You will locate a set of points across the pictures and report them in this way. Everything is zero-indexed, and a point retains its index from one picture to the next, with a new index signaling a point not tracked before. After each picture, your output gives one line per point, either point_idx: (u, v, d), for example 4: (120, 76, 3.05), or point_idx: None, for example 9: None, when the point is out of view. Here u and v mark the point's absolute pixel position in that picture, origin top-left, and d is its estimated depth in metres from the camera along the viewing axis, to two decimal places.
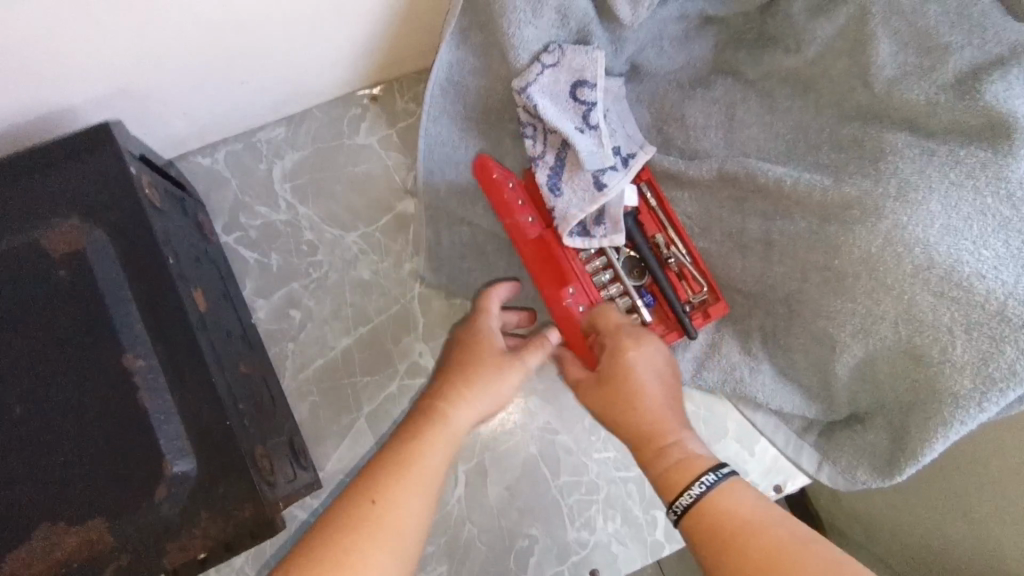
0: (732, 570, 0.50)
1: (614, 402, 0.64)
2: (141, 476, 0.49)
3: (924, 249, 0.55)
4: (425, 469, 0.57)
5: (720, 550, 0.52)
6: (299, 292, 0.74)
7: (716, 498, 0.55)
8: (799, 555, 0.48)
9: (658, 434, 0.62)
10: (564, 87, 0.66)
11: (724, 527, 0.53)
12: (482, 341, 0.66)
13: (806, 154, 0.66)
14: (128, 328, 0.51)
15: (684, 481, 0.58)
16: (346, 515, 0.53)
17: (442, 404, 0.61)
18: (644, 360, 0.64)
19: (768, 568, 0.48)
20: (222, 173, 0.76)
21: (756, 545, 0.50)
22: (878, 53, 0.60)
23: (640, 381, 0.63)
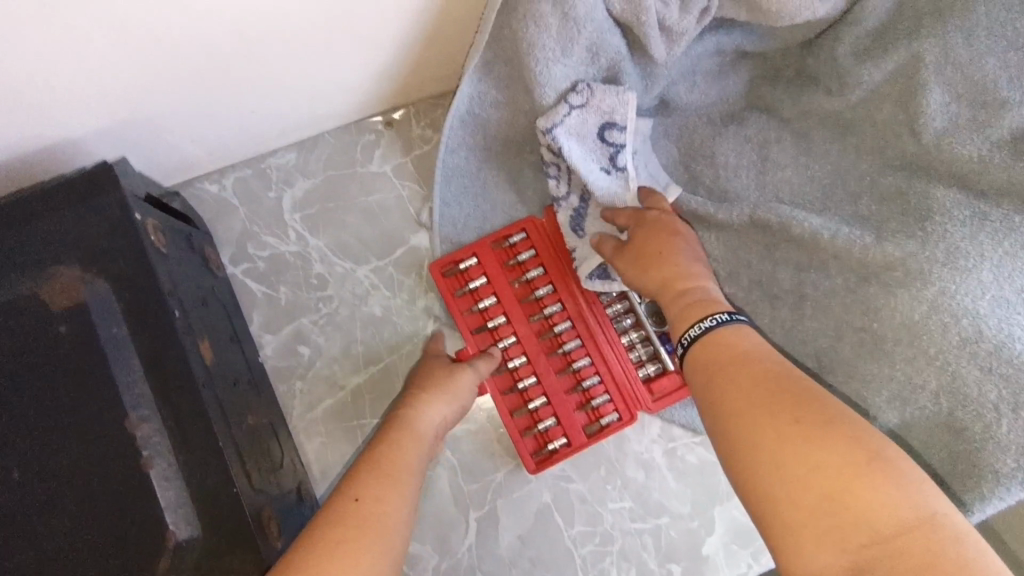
0: (723, 410, 0.45)
1: (642, 258, 0.60)
2: (144, 543, 0.47)
3: (973, 321, 0.52)
4: (404, 468, 0.54)
5: (711, 383, 0.47)
6: (308, 327, 0.72)
7: (724, 334, 0.51)
8: (789, 388, 0.43)
9: (679, 280, 0.58)
10: (591, 128, 0.63)
11: (720, 368, 0.48)
12: (432, 364, 0.67)
13: (842, 204, 0.62)
14: (130, 388, 0.49)
15: (697, 317, 0.54)
16: (329, 516, 0.47)
17: (409, 416, 0.61)
18: (671, 222, 0.62)
19: (758, 400, 0.43)
20: (230, 201, 0.73)
21: (744, 379, 0.45)
22: (929, 103, 0.57)
23: (672, 238, 0.60)
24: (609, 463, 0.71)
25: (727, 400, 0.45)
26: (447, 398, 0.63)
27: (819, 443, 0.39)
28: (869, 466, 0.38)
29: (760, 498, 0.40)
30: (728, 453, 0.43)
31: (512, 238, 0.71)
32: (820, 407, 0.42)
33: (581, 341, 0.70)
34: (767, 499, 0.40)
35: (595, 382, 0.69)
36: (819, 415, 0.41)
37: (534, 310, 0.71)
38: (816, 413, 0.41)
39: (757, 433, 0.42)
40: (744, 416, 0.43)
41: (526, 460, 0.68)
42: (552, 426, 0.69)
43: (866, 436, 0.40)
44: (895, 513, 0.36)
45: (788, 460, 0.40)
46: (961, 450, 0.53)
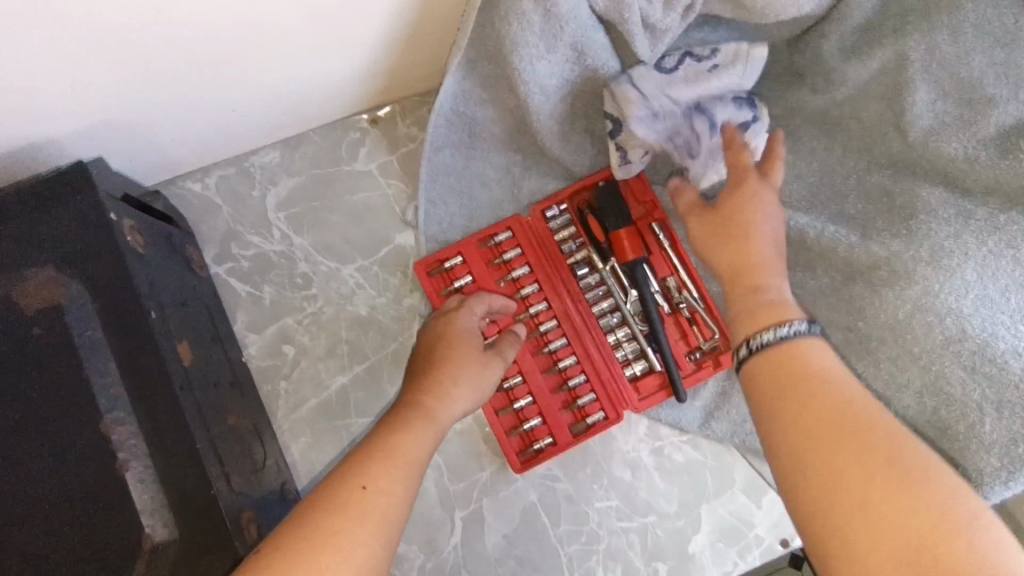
0: (796, 433, 0.41)
1: (719, 242, 0.54)
2: (119, 548, 0.47)
3: (956, 320, 0.52)
4: (411, 455, 0.51)
5: (781, 394, 0.43)
6: (292, 327, 0.72)
7: (797, 347, 0.45)
8: (875, 426, 0.39)
9: (751, 277, 0.52)
10: (662, 103, 0.61)
11: (791, 377, 0.43)
12: (460, 340, 0.62)
13: (829, 202, 0.62)
14: (105, 392, 0.48)
15: (764, 321, 0.47)
16: (328, 499, 0.45)
17: (427, 400, 0.57)
18: (767, 204, 0.54)
19: (841, 433, 0.39)
20: (213, 200, 0.73)
21: (822, 403, 0.41)
22: (915, 101, 0.56)
23: (758, 229, 0.53)
24: (596, 462, 0.71)
25: (800, 423, 0.41)
26: (467, 388, 0.60)
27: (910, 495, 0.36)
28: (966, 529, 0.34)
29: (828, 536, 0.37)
30: (797, 481, 0.39)
31: (497, 237, 0.70)
32: (912, 452, 0.38)
33: (567, 340, 0.69)
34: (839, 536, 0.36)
35: (580, 380, 0.69)
36: (907, 461, 0.37)
37: (521, 308, 0.71)
38: (908, 462, 0.37)
39: (836, 470, 0.38)
40: (820, 447, 0.39)
41: (511, 459, 0.68)
42: (537, 425, 0.69)
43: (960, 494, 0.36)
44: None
45: (874, 507, 0.36)
46: (945, 449, 0.52)
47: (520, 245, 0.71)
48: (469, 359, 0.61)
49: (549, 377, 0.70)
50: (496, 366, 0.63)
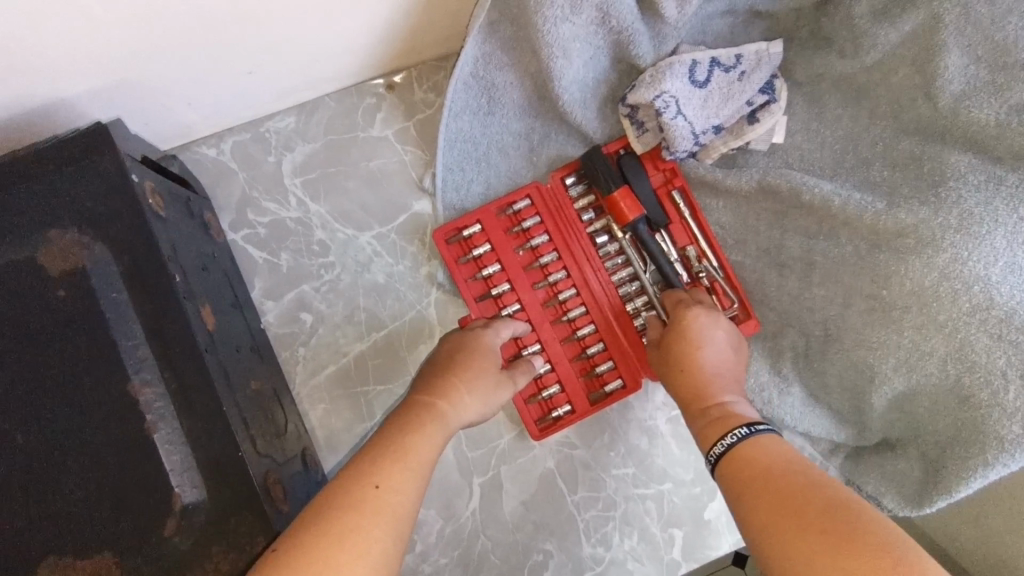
0: (750, 523, 0.43)
1: (669, 366, 0.60)
2: (150, 508, 0.47)
3: (984, 288, 0.52)
4: (423, 455, 0.50)
5: (742, 488, 0.46)
6: (310, 295, 0.71)
7: (744, 450, 0.49)
8: (818, 496, 0.41)
9: (700, 397, 0.57)
10: (688, 89, 0.62)
11: (750, 472, 0.47)
12: (482, 352, 0.62)
13: (854, 169, 0.61)
14: (131, 353, 0.48)
15: (717, 435, 0.53)
16: (343, 495, 0.44)
17: (444, 403, 0.56)
18: (703, 328, 0.60)
19: (792, 505, 0.42)
20: (229, 165, 0.72)
21: (774, 485, 0.44)
22: (946, 65, 0.55)
23: (703, 354, 0.59)
24: (613, 430, 0.71)
25: (757, 509, 0.43)
26: (480, 400, 0.59)
27: (847, 546, 0.37)
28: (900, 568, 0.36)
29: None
30: (763, 554, 0.41)
31: (515, 205, 0.69)
32: (852, 512, 0.39)
33: (586, 308, 0.69)
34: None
35: (599, 349, 0.69)
36: (847, 517, 0.39)
37: (540, 277, 0.70)
38: (846, 521, 0.39)
39: (786, 546, 0.40)
40: (775, 523, 0.41)
41: (531, 426, 0.68)
42: (556, 393, 0.69)
43: (898, 540, 0.37)
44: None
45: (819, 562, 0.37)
46: (968, 415, 0.53)
47: (538, 214, 0.69)
48: (486, 373, 0.61)
49: (569, 348, 0.70)
50: (509, 387, 0.62)
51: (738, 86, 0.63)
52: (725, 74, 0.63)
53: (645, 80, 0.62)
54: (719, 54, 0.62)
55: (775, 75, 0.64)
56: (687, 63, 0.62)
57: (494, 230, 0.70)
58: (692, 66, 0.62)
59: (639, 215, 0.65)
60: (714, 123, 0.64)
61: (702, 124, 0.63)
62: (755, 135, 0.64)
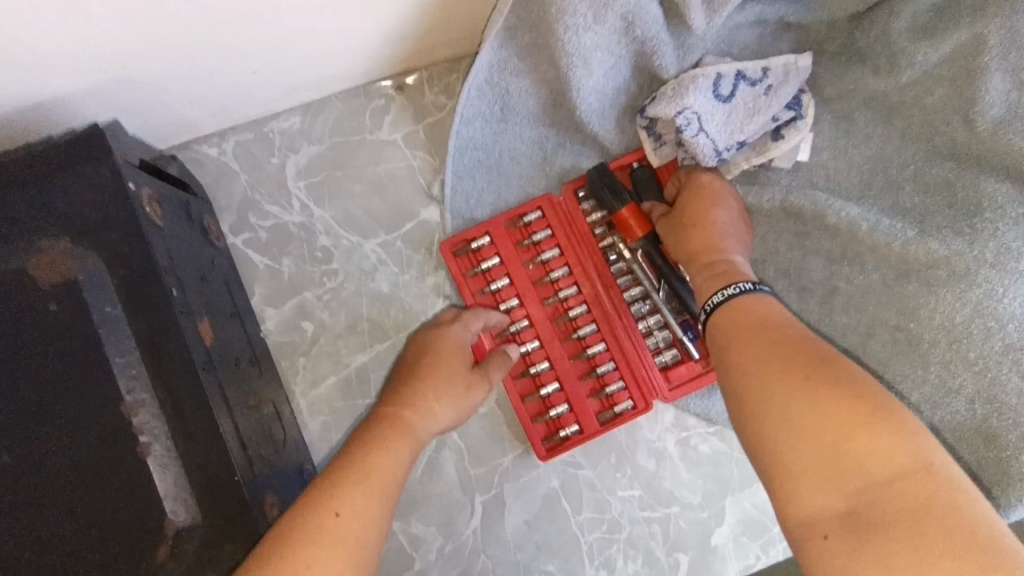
0: (740, 366, 0.45)
1: (680, 221, 0.60)
2: (142, 532, 0.45)
3: (1019, 327, 0.50)
4: (387, 475, 0.50)
5: (733, 339, 0.47)
6: (311, 303, 0.69)
7: (742, 303, 0.50)
8: (811, 349, 0.43)
9: (709, 251, 0.58)
10: (712, 103, 0.59)
11: (741, 325, 0.48)
12: (450, 353, 0.63)
13: (883, 193, 0.58)
14: (125, 372, 0.46)
15: (718, 287, 0.54)
16: (303, 523, 0.43)
17: (410, 415, 0.58)
18: (720, 188, 0.61)
19: (775, 361, 0.43)
20: (230, 165, 0.69)
21: (769, 336, 0.46)
22: (988, 89, 0.53)
23: (715, 210, 0.60)
24: (620, 450, 0.69)
25: (745, 354, 0.45)
26: (448, 407, 0.61)
27: (824, 397, 0.39)
28: (878, 421, 0.38)
29: (764, 456, 0.40)
30: (740, 407, 0.43)
31: (526, 217, 0.67)
32: (834, 366, 0.41)
33: (596, 325, 0.67)
34: (772, 449, 0.40)
35: (609, 368, 0.67)
36: (832, 370, 0.41)
37: (549, 292, 0.68)
38: (826, 376, 0.40)
39: (772, 387, 0.42)
40: (764, 369, 0.43)
41: (537, 446, 0.66)
42: (564, 412, 0.67)
43: (876, 392, 0.39)
44: (894, 464, 0.36)
45: (797, 418, 0.39)
46: (993, 457, 0.51)
47: (547, 227, 0.67)
48: (456, 374, 0.62)
49: (577, 366, 0.67)
50: (481, 388, 0.63)
51: (764, 100, 0.60)
52: (751, 88, 0.60)
53: (667, 94, 0.59)
54: (743, 66, 0.59)
55: (803, 90, 0.61)
56: (711, 76, 0.59)
57: (503, 242, 0.67)
58: (716, 79, 0.59)
59: (647, 233, 0.62)
60: (739, 139, 0.61)
61: (726, 141, 0.61)
62: (779, 153, 0.62)
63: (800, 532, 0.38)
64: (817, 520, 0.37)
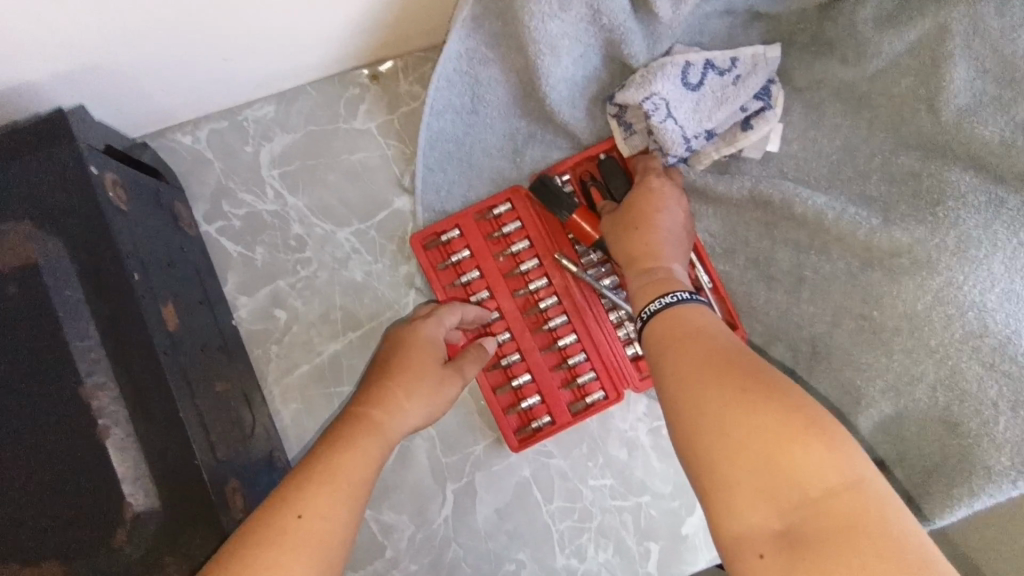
0: (674, 376, 0.43)
1: (621, 226, 0.58)
2: (100, 516, 0.45)
3: (979, 315, 0.50)
4: (355, 474, 0.48)
5: (667, 347, 0.46)
6: (284, 291, 0.69)
7: (682, 311, 0.48)
8: (745, 358, 0.42)
9: (649, 256, 0.55)
10: (682, 92, 0.60)
11: (680, 330, 0.46)
12: (423, 347, 0.60)
13: (851, 182, 0.59)
14: (85, 354, 0.46)
15: (653, 295, 0.51)
16: (263, 530, 0.43)
17: (378, 412, 0.54)
18: (666, 194, 0.59)
19: (712, 369, 0.41)
20: (204, 154, 0.70)
21: (703, 344, 0.44)
22: (952, 78, 0.53)
23: (660, 214, 0.58)
24: (592, 440, 0.69)
25: (679, 365, 0.43)
26: (422, 402, 0.57)
27: (760, 411, 0.38)
28: (813, 437, 0.37)
29: (699, 475, 0.39)
30: (674, 420, 0.41)
31: (496, 209, 0.68)
32: (767, 376, 0.40)
33: (567, 317, 0.67)
34: (706, 467, 0.39)
35: (581, 359, 0.67)
36: (760, 381, 0.40)
37: (520, 284, 0.68)
38: (761, 386, 0.39)
39: (706, 399, 0.40)
40: (699, 381, 0.41)
41: (508, 438, 0.66)
42: (536, 404, 0.67)
43: (807, 403, 0.38)
44: (826, 481, 0.36)
45: (733, 432, 0.38)
46: (955, 444, 0.51)
47: (517, 219, 0.67)
48: (430, 366, 0.59)
49: (549, 357, 0.67)
50: (456, 381, 0.60)
51: (733, 90, 0.60)
52: (720, 78, 0.60)
53: (635, 81, 0.60)
54: (714, 56, 0.60)
55: (772, 80, 0.61)
56: (681, 65, 0.59)
57: (473, 235, 0.68)
58: (685, 67, 0.59)
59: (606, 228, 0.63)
60: (707, 128, 0.61)
61: (694, 129, 0.61)
62: (748, 142, 0.62)
63: (734, 548, 0.37)
64: (752, 539, 0.37)
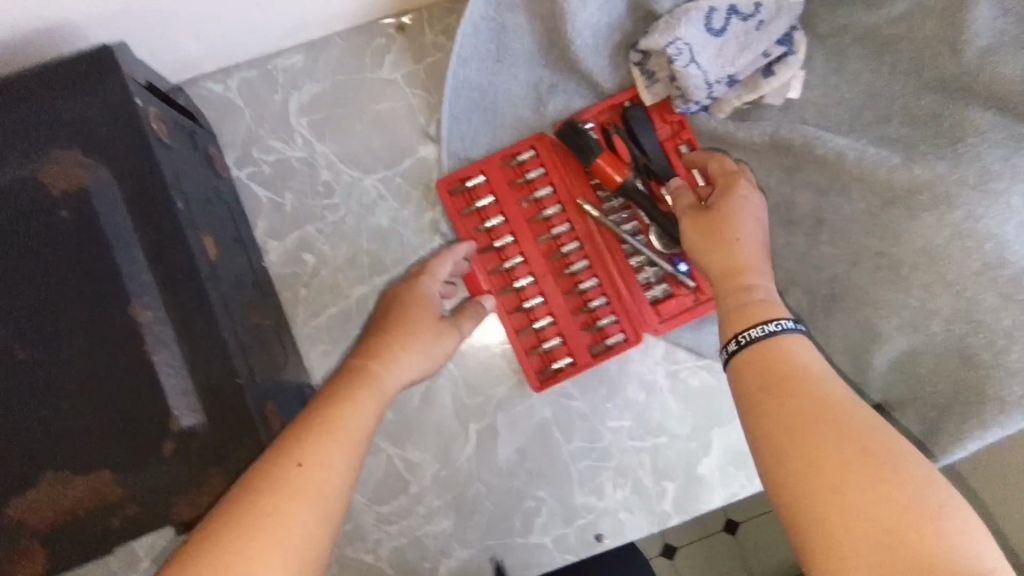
0: (780, 423, 0.43)
1: (704, 234, 0.57)
2: (150, 429, 0.48)
3: (996, 245, 0.51)
4: (355, 428, 0.50)
5: (765, 390, 0.45)
6: (313, 236, 0.71)
7: (783, 344, 0.47)
8: (857, 412, 0.42)
9: (739, 271, 0.54)
10: (705, 37, 0.60)
11: (780, 370, 0.46)
12: (418, 304, 0.62)
13: (872, 126, 0.59)
14: (135, 278, 0.48)
15: (750, 320, 0.50)
16: (263, 478, 0.44)
17: (376, 364, 0.56)
18: (751, 206, 0.58)
19: (825, 426, 0.41)
20: (235, 102, 0.71)
21: (810, 392, 0.43)
22: (973, 18, 0.53)
23: (743, 225, 0.56)
24: (611, 383, 0.71)
25: (784, 412, 0.43)
26: (418, 355, 0.59)
27: (882, 480, 0.38)
28: (935, 511, 0.37)
29: (808, 537, 0.39)
30: (781, 477, 0.41)
31: (520, 155, 0.69)
32: (887, 442, 0.40)
33: (588, 262, 0.69)
34: (820, 531, 0.38)
35: (601, 303, 0.69)
36: (886, 454, 0.39)
37: (543, 230, 0.70)
38: (881, 452, 0.39)
39: (821, 457, 0.40)
40: (813, 436, 0.41)
41: (531, 377, 0.69)
42: (557, 345, 0.69)
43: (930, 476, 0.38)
44: (945, 556, 0.35)
45: (850, 500, 0.38)
46: (970, 375, 0.53)
47: (541, 165, 0.69)
48: (425, 325, 0.61)
49: (570, 301, 0.70)
50: (451, 335, 0.63)
51: (756, 35, 0.61)
52: (744, 22, 0.60)
53: (659, 26, 0.61)
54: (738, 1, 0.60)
55: (795, 26, 0.61)
56: (704, 10, 0.60)
57: (497, 181, 0.70)
58: (709, 12, 0.60)
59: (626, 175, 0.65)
60: (729, 73, 0.62)
61: (717, 74, 0.62)
62: (768, 89, 0.63)
63: None
64: None
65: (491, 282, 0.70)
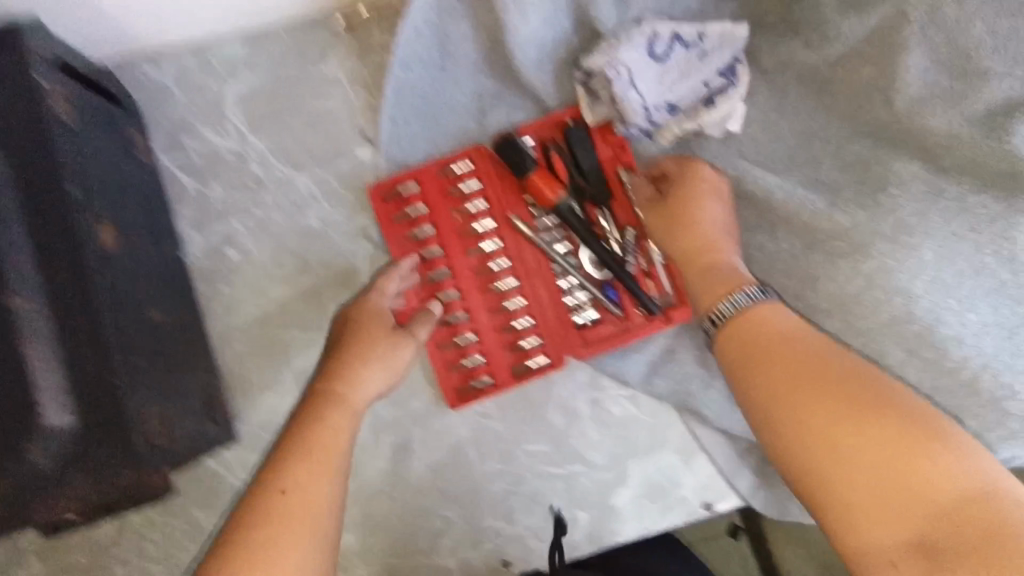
0: (773, 389, 0.48)
1: (671, 221, 0.60)
2: (12, 426, 0.44)
3: (905, 300, 0.52)
4: (331, 449, 0.56)
5: (749, 358, 0.51)
6: (238, 231, 0.69)
7: (758, 311, 0.53)
8: (837, 362, 0.48)
9: (708, 252, 0.58)
10: (646, 62, 0.60)
11: (762, 338, 0.51)
12: (373, 317, 0.63)
13: (804, 166, 0.59)
14: (16, 264, 0.46)
15: (720, 294, 0.55)
16: (255, 505, 0.52)
17: (341, 386, 0.60)
18: (713, 186, 0.60)
19: (817, 386, 0.47)
20: (167, 86, 0.69)
21: (793, 353, 0.49)
22: (909, 65, 0.53)
23: (707, 207, 0.59)
24: (531, 406, 0.69)
25: (774, 379, 0.49)
26: (380, 367, 0.61)
27: (871, 424, 0.44)
28: (928, 443, 0.42)
29: (817, 492, 0.44)
30: (777, 435, 0.47)
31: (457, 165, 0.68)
32: (874, 392, 0.45)
33: (518, 280, 0.68)
34: (827, 483, 0.44)
35: (527, 323, 0.68)
36: (874, 401, 0.45)
37: (474, 243, 0.68)
38: (868, 397, 0.45)
39: (811, 411, 0.46)
40: (807, 395, 0.47)
41: (447, 392, 0.68)
42: (478, 363, 0.68)
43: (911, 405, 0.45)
44: (946, 487, 0.41)
45: (841, 447, 0.44)
46: None
47: (477, 178, 0.68)
48: (383, 337, 0.62)
49: (496, 319, 0.68)
50: (408, 343, 0.63)
51: (697, 65, 0.61)
52: (685, 51, 0.61)
53: (602, 46, 0.60)
54: (682, 29, 0.60)
55: (738, 59, 0.61)
56: (647, 34, 0.60)
57: (432, 189, 0.68)
58: (652, 38, 0.60)
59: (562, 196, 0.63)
60: (668, 101, 0.62)
61: (655, 100, 0.62)
62: (709, 120, 0.61)
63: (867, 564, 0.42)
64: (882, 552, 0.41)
65: (417, 292, 0.68)
